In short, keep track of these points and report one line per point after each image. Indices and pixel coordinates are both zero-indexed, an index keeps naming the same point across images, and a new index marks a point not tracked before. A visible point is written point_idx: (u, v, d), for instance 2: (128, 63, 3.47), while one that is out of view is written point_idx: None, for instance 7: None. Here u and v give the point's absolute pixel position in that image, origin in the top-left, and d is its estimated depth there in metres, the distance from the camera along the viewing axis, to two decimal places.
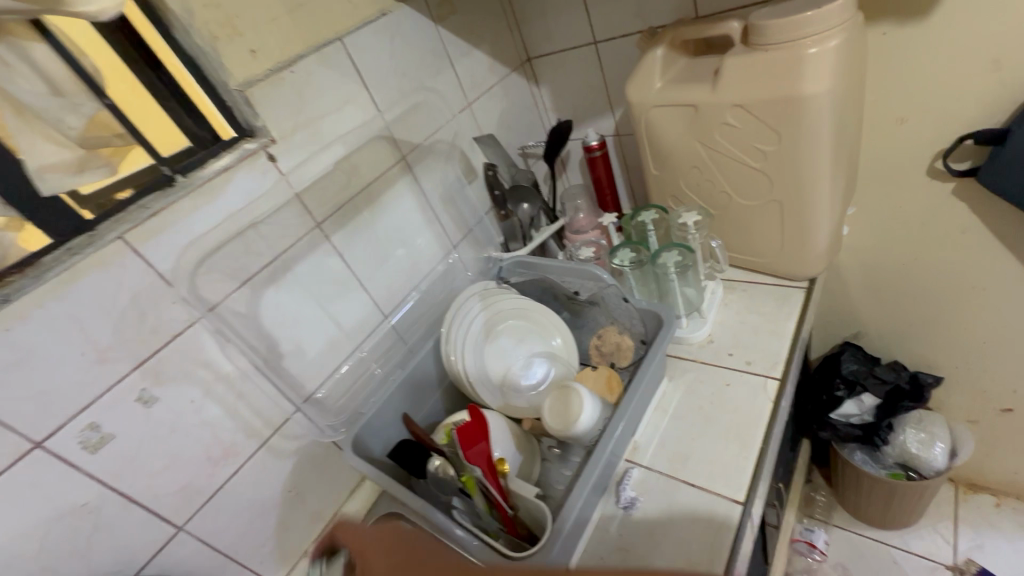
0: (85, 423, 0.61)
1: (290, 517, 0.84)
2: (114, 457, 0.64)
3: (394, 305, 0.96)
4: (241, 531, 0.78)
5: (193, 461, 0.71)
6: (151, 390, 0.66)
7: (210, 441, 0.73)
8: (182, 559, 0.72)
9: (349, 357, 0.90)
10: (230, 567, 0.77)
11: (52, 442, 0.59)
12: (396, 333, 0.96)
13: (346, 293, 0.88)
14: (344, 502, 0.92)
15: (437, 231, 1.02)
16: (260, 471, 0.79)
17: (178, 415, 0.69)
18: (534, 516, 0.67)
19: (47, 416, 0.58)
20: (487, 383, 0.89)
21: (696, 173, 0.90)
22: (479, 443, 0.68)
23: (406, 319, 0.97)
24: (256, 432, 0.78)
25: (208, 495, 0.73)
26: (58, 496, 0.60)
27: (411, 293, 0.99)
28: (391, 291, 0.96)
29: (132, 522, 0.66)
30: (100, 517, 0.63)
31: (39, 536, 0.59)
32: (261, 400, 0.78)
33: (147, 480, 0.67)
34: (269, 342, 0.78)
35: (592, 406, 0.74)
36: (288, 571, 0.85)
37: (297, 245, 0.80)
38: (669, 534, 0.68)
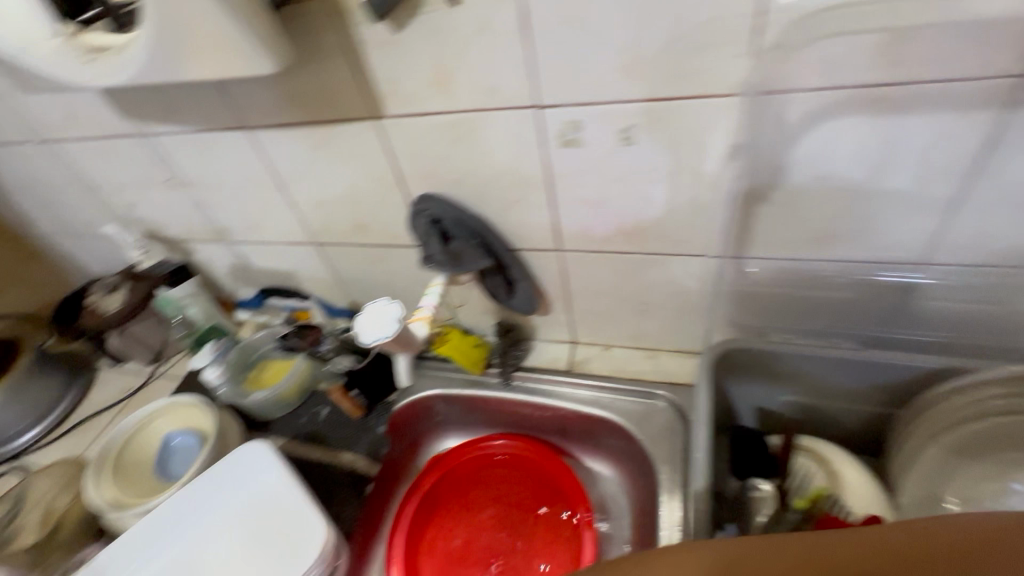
0: (572, 119, 0.57)
1: (624, 319, 0.80)
2: (568, 160, 0.61)
3: (954, 261, 0.57)
4: (587, 291, 0.78)
5: (607, 217, 0.66)
6: (637, 132, 0.56)
7: (632, 214, 0.65)
8: (543, 270, 0.77)
9: (826, 262, 0.61)
10: (561, 303, 0.81)
11: (548, 113, 0.58)
12: (908, 290, 0.60)
13: (918, 199, 0.53)
14: (666, 351, 0.83)
15: None
16: (641, 270, 0.71)
17: (633, 171, 0.60)
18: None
19: (560, 87, 0.55)
20: (946, 455, 0.58)
21: None
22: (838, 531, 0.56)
23: (944, 287, 0.59)
24: (670, 241, 0.66)
25: (594, 249, 0.71)
26: (522, 158, 0.63)
27: (1002, 270, 0.56)
28: (981, 243, 0.55)
29: (537, 217, 0.69)
30: (529, 196, 0.67)
31: (493, 173, 0.65)
32: (701, 220, 0.62)
33: (572, 200, 0.65)
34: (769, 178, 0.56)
35: None
36: (587, 343, 0.87)
37: (944, 90, 0.46)
38: None
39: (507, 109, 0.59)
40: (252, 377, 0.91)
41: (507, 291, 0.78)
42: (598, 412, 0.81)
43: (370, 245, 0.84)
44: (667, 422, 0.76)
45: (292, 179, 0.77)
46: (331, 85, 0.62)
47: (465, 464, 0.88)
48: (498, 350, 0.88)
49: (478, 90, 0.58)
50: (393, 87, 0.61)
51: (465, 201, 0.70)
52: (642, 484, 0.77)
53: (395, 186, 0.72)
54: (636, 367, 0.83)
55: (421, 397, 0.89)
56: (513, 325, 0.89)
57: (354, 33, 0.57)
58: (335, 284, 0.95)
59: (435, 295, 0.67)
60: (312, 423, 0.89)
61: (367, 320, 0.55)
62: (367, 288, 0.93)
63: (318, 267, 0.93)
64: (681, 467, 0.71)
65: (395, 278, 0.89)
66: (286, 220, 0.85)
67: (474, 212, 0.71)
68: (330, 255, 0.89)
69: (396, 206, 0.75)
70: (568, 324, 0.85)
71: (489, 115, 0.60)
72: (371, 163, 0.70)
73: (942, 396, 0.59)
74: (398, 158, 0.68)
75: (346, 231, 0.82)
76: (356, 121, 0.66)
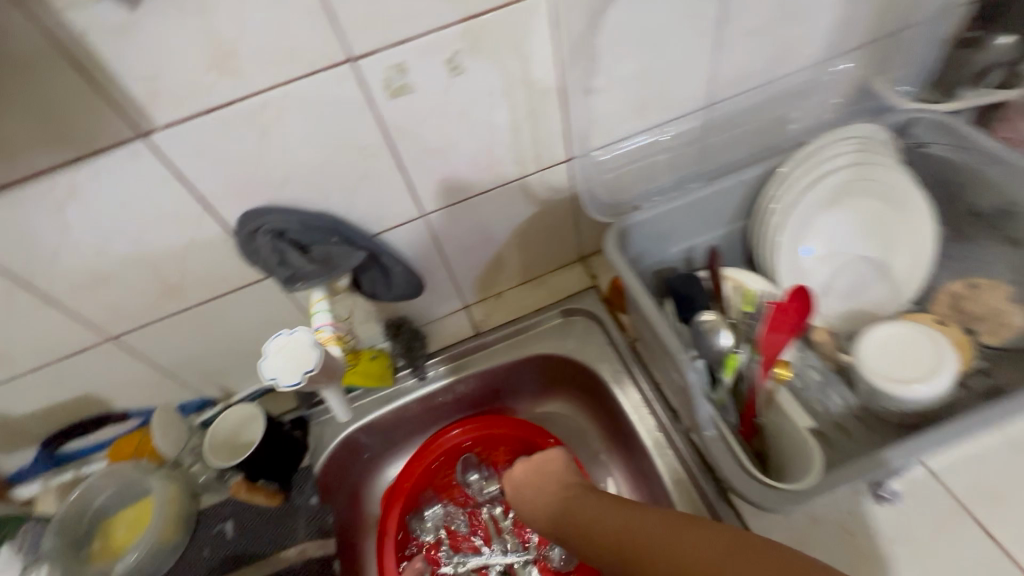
0: (394, 62, 0.52)
1: (505, 259, 0.80)
2: (402, 113, 0.56)
3: (728, 95, 0.70)
4: (462, 247, 0.75)
5: (460, 160, 0.63)
6: (462, 59, 0.54)
7: (482, 149, 0.63)
8: (411, 244, 0.71)
9: (647, 132, 0.69)
10: (442, 270, 0.77)
11: (362, 65, 0.51)
12: (709, 131, 0.73)
13: (692, 49, 0.63)
14: (551, 272, 0.86)
15: (845, 20, 0.67)
16: (505, 203, 0.71)
17: (470, 103, 0.58)
18: (782, 442, 0.53)
19: (369, 30, 0.49)
20: (791, 255, 0.64)
21: None
22: (783, 334, 0.51)
23: (731, 120, 0.72)
24: (523, 164, 0.67)
25: (457, 199, 0.68)
26: (352, 125, 0.55)
27: (758, 90, 0.71)
28: (738, 74, 0.68)
29: (389, 188, 0.63)
30: (373, 167, 0.60)
31: (326, 155, 0.57)
32: (543, 130, 0.65)
33: (418, 153, 0.61)
34: (591, 63, 0.59)
35: (953, 377, 0.50)
36: (479, 300, 0.85)
37: None
38: (916, 558, 0.53)
39: (316, 74, 0.50)
40: (98, 550, 0.68)
41: (385, 283, 0.71)
42: (521, 353, 0.82)
43: (193, 308, 0.66)
44: (585, 326, 0.81)
45: (35, 271, 0.55)
46: (57, 106, 0.45)
47: (446, 471, 0.83)
48: (398, 350, 0.79)
49: (269, 60, 0.48)
50: (152, 87, 0.46)
51: (301, 202, 0.60)
52: (590, 393, 0.81)
53: (201, 219, 0.57)
54: (534, 298, 0.84)
55: (340, 441, 0.78)
56: (401, 320, 0.80)
57: (53, 21, 0.41)
58: (159, 379, 0.73)
59: (325, 311, 0.60)
60: (221, 548, 0.69)
61: (285, 361, 0.52)
62: (210, 362, 0.74)
63: (125, 371, 0.69)
64: (616, 357, 0.77)
65: (239, 334, 0.72)
66: (46, 330, 0.61)
67: (318, 210, 0.61)
68: (140, 346, 0.67)
69: (210, 243, 0.60)
70: (456, 289, 0.81)
71: (295, 88, 0.51)
72: (157, 201, 0.54)
73: (774, 208, 0.64)
74: (190, 179, 0.54)
75: (152, 301, 0.63)
76: (114, 149, 0.49)
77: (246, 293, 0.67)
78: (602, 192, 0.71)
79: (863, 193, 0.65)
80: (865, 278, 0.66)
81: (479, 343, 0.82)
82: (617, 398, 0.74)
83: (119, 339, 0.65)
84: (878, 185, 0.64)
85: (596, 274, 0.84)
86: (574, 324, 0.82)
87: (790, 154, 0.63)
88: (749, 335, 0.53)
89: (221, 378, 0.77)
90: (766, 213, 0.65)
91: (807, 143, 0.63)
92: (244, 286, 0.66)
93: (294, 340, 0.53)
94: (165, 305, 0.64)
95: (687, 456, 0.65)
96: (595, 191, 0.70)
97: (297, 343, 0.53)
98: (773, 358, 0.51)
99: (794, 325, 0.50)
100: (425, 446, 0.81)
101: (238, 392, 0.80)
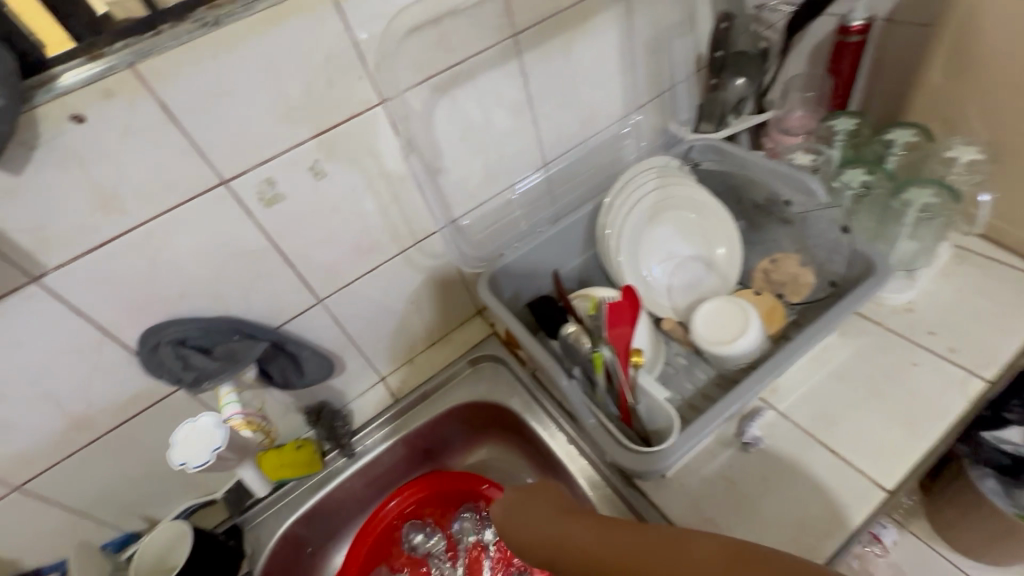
0: (263, 177, 0.62)
1: (408, 326, 0.88)
2: (279, 217, 0.66)
3: (556, 154, 0.86)
4: (365, 323, 0.82)
5: (342, 246, 0.73)
6: (323, 165, 0.65)
7: (359, 233, 0.73)
8: (313, 330, 0.78)
9: (499, 195, 0.83)
10: (351, 348, 0.83)
11: (234, 184, 0.61)
12: (551, 184, 0.88)
13: (514, 125, 0.79)
14: (454, 329, 0.94)
15: (626, 86, 0.87)
16: (394, 275, 0.81)
17: (339, 198, 0.69)
18: (654, 417, 0.62)
19: (236, 157, 0.59)
20: (633, 267, 0.79)
21: (1013, 89, 0.67)
22: (623, 326, 0.63)
23: (566, 173, 0.88)
24: (400, 239, 0.78)
25: (348, 281, 0.77)
26: (235, 235, 0.64)
27: (579, 146, 0.88)
28: (559, 137, 0.85)
29: (281, 283, 0.70)
30: (262, 267, 0.68)
31: (216, 265, 0.64)
32: (410, 209, 0.76)
33: (302, 248, 0.70)
34: (434, 149, 0.73)
35: (758, 334, 0.64)
36: (394, 370, 0.91)
37: (487, 53, 0.70)
38: (785, 485, 0.63)
39: (194, 199, 0.59)
40: None
41: (295, 370, 0.76)
42: (440, 408, 0.88)
43: (103, 437, 0.67)
44: (493, 370, 0.90)
45: None
46: None
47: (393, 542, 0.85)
48: (322, 434, 0.82)
49: (148, 195, 0.56)
50: (41, 236, 0.53)
51: (199, 311, 0.66)
52: (512, 429, 0.87)
53: (100, 346, 0.61)
54: (443, 356, 0.92)
55: (279, 539, 0.78)
56: (320, 404, 0.84)
57: None
58: (74, 522, 0.71)
59: (233, 401, 0.68)
60: None
61: (190, 445, 0.65)
62: (129, 491, 0.74)
63: (34, 521, 0.68)
64: (523, 389, 0.85)
65: (155, 454, 0.73)
66: None
67: (217, 315, 0.67)
68: (49, 490, 0.67)
69: (113, 367, 0.63)
70: (369, 364, 0.87)
71: (177, 213, 0.59)
72: (54, 337, 0.58)
73: (609, 234, 0.79)
74: (86, 310, 0.58)
75: (58, 439, 0.64)
76: (6, 297, 0.54)
77: (157, 409, 0.69)
78: (471, 248, 0.83)
79: (677, 207, 0.81)
80: (698, 273, 0.81)
81: (399, 408, 0.88)
82: (531, 425, 0.81)
83: (25, 488, 0.65)
84: (684, 200, 0.81)
85: (494, 322, 0.94)
86: (483, 370, 0.90)
87: (609, 189, 0.80)
88: (599, 335, 0.64)
89: (142, 507, 0.76)
90: (606, 239, 0.79)
91: (619, 178, 0.79)
92: (154, 402, 0.69)
93: (199, 425, 0.66)
94: (71, 440, 0.65)
95: (594, 458, 0.73)
96: (463, 249, 0.82)
97: (200, 428, 0.66)
98: (625, 349, 0.62)
99: (630, 316, 0.62)
100: (368, 523, 0.83)
101: (163, 518, 0.79)
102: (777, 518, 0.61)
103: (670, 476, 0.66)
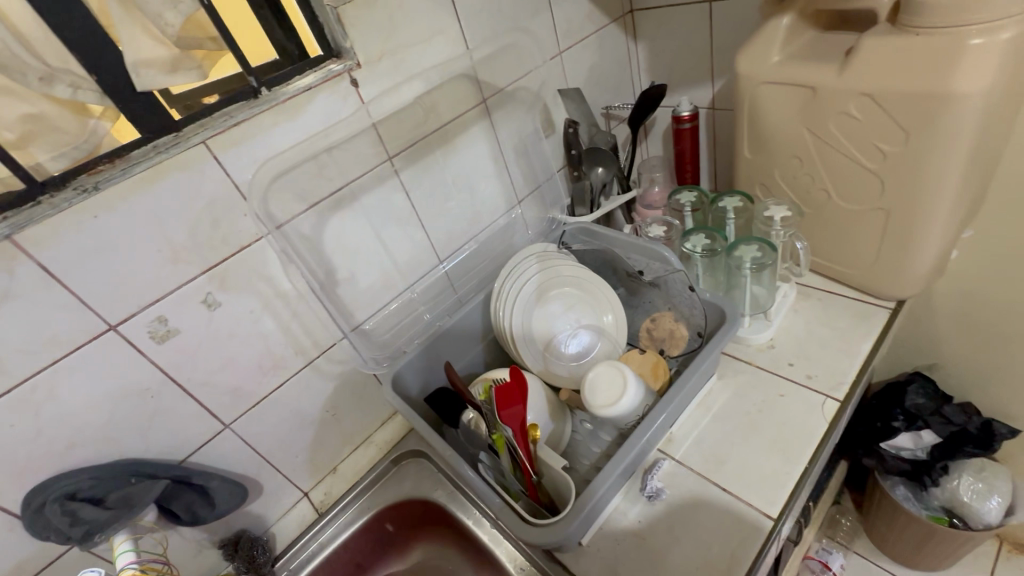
0: (154, 316, 0.65)
1: (326, 434, 0.88)
2: (174, 351, 0.68)
3: (450, 252, 0.94)
4: (278, 440, 0.82)
5: (245, 368, 0.75)
6: (216, 295, 0.69)
7: (261, 353, 0.76)
8: (222, 457, 0.77)
9: (400, 296, 0.89)
10: (266, 469, 0.82)
11: (124, 328, 0.63)
12: (449, 279, 0.95)
13: (404, 233, 0.87)
14: (375, 430, 0.95)
15: (504, 185, 0.98)
16: (304, 387, 0.83)
17: (236, 324, 0.72)
18: (557, 487, 0.66)
19: (123, 302, 0.62)
20: (529, 345, 0.87)
21: (794, 156, 0.82)
22: (515, 405, 0.68)
23: (462, 266, 0.96)
24: (305, 352, 0.81)
25: (255, 400, 0.78)
26: (127, 376, 0.65)
27: (470, 242, 0.97)
28: (450, 237, 0.94)
29: (182, 415, 0.71)
30: (160, 403, 0.68)
31: (109, 409, 0.64)
32: (312, 322, 0.80)
33: (202, 377, 0.71)
34: (328, 265, 0.79)
35: (635, 394, 0.71)
36: (316, 482, 0.90)
37: (366, 176, 0.79)
38: (688, 532, 0.67)
39: (80, 348, 0.60)
40: None
41: (205, 502, 0.74)
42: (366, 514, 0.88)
43: None
44: (415, 466, 0.92)
45: None
46: None
47: None
48: (241, 566, 0.79)
49: (30, 352, 0.57)
50: None
51: (92, 458, 0.65)
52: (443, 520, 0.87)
53: None
54: (366, 459, 0.92)
55: None
56: (238, 533, 0.81)
57: None
58: None
59: (127, 550, 0.66)
60: None
61: None
62: None
63: None
64: (446, 481, 0.89)
65: None
66: None
67: (113, 460, 0.66)
68: None
69: None
70: (289, 481, 0.86)
71: (62, 365, 0.60)
72: None
73: (502, 317, 0.87)
74: None
75: None
76: None
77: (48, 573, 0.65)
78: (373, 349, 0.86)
79: (562, 284, 0.89)
80: (591, 341, 0.86)
81: (325, 521, 0.87)
82: (456, 515, 0.84)
83: None
84: (565, 277, 0.89)
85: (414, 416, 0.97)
86: (406, 467, 0.93)
87: (497, 278, 0.89)
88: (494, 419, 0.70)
89: None
90: (500, 322, 0.88)
91: (504, 267, 0.89)
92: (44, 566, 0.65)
93: None
94: None
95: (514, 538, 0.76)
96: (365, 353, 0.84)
97: None
98: (520, 426, 0.67)
99: (519, 395, 0.69)
100: None
101: None
102: (685, 566, 0.64)
103: (585, 543, 0.69)
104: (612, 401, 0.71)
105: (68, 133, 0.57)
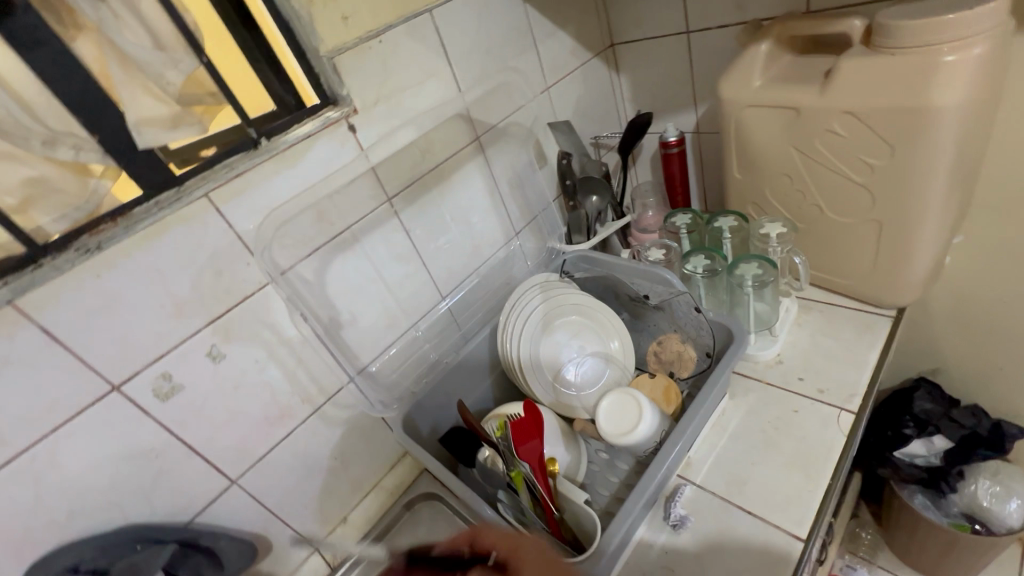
0: (158, 373, 0.63)
1: (335, 483, 0.86)
2: (179, 408, 0.66)
3: (451, 288, 0.94)
4: (287, 492, 0.80)
5: (251, 420, 0.73)
6: (220, 347, 0.68)
7: (267, 403, 0.74)
8: (230, 515, 0.74)
9: (404, 335, 0.89)
10: (275, 523, 0.79)
11: (127, 387, 0.61)
12: (452, 314, 0.95)
13: (405, 271, 0.86)
14: (384, 474, 0.92)
15: (501, 218, 0.99)
16: (312, 435, 0.81)
17: (240, 375, 0.71)
18: (581, 521, 0.65)
19: (127, 360, 0.61)
20: (538, 376, 0.86)
21: (781, 175, 0.85)
22: (532, 440, 0.67)
23: (464, 301, 0.96)
24: (311, 399, 0.79)
25: (263, 452, 0.75)
26: (131, 438, 0.63)
27: (471, 276, 0.97)
28: (451, 272, 0.94)
29: (187, 473, 0.68)
30: (165, 463, 0.66)
31: (112, 473, 0.62)
32: (318, 368, 0.79)
33: (207, 433, 0.69)
34: (332, 309, 0.78)
35: (651, 418, 0.70)
36: (327, 534, 0.87)
37: (367, 218, 0.80)
38: (716, 559, 0.66)
39: (82, 411, 0.59)
40: None
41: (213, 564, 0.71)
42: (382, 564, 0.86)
43: None
44: (428, 509, 0.91)
45: None
46: None
47: None
48: None
49: (30, 420, 0.56)
50: None
51: (95, 527, 0.62)
52: None
53: None
54: (377, 506, 0.90)
55: None
56: None
57: None
58: None
59: None
60: None
61: None
62: None
63: None
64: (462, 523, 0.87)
65: None
66: None
67: (117, 526, 0.64)
68: None
69: None
70: (298, 535, 0.83)
71: (64, 430, 0.58)
72: None
73: (510, 348, 0.86)
74: None
75: None
76: None
77: None
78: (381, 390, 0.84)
79: (567, 313, 0.89)
80: (600, 369, 0.86)
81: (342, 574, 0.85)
82: None
83: None
84: (570, 305, 0.89)
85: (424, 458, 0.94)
86: (419, 511, 0.91)
87: (502, 309, 0.88)
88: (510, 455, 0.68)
89: None
90: (508, 354, 0.86)
91: (508, 298, 0.88)
92: None
93: None
94: None
95: None
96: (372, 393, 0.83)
97: None
98: (539, 461, 0.66)
99: (534, 429, 0.67)
100: None
101: None
102: None
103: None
104: (631, 428, 0.70)
105: (69, 193, 0.56)
